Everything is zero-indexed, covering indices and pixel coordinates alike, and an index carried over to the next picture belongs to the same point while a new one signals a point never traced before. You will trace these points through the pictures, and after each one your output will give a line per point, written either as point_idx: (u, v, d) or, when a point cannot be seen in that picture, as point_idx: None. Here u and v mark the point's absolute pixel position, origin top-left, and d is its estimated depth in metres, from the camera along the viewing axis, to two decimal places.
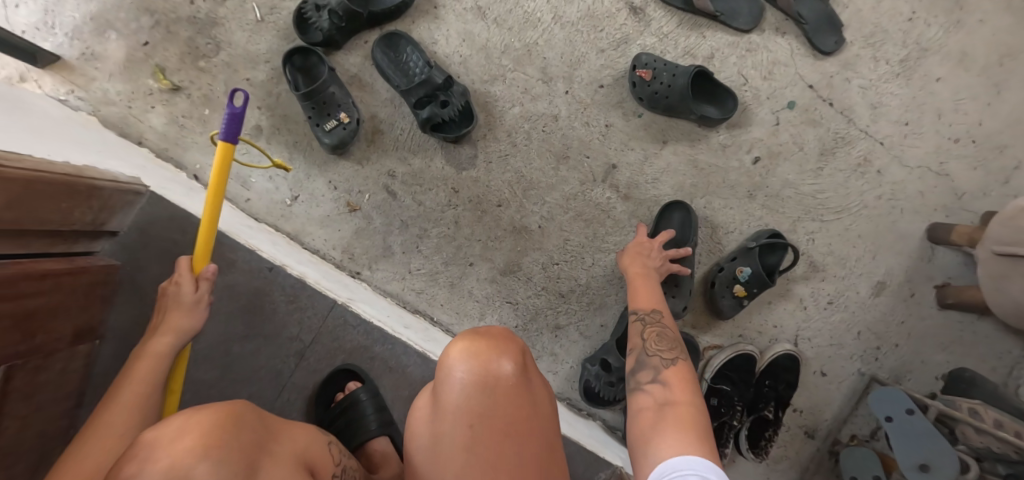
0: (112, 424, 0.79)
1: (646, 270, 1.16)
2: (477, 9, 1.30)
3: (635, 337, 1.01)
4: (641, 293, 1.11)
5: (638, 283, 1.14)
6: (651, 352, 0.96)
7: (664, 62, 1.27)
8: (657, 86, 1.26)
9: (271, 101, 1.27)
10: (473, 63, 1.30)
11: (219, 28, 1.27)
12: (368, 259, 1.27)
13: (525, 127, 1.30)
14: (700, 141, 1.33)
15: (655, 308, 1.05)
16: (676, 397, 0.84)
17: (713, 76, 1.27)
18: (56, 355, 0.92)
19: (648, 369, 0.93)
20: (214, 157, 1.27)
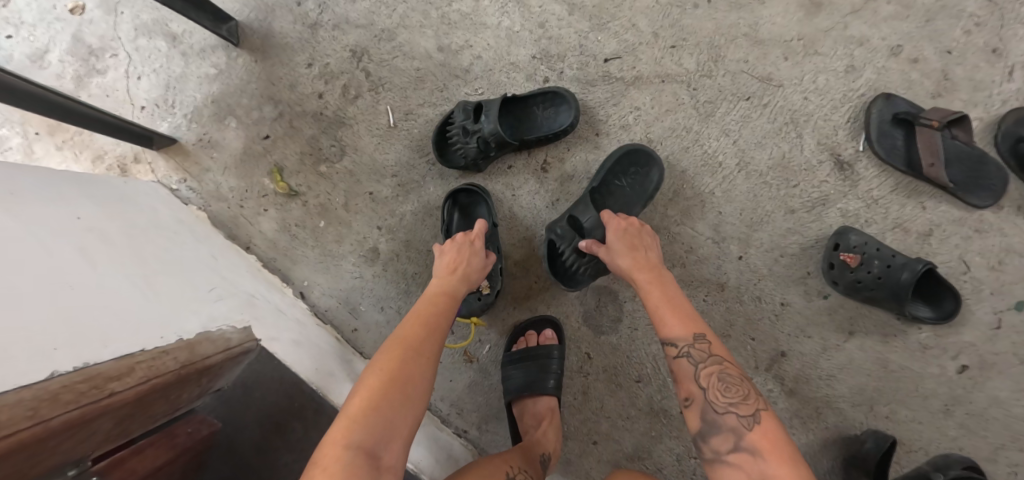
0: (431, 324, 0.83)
1: (659, 275, 0.91)
2: (647, 142, 1.08)
3: (692, 386, 0.79)
4: (665, 314, 0.85)
5: (661, 299, 0.87)
6: (721, 409, 0.75)
7: (875, 245, 1.02)
8: (862, 274, 1.01)
9: (393, 221, 1.11)
10: (633, 208, 1.08)
11: (346, 129, 1.12)
12: (477, 417, 1.11)
13: (684, 292, 1.08)
14: (895, 337, 1.08)
15: (698, 335, 0.81)
16: (774, 473, 0.68)
17: (937, 272, 1.01)
18: None
19: (725, 435, 0.74)
20: (324, 275, 1.12)
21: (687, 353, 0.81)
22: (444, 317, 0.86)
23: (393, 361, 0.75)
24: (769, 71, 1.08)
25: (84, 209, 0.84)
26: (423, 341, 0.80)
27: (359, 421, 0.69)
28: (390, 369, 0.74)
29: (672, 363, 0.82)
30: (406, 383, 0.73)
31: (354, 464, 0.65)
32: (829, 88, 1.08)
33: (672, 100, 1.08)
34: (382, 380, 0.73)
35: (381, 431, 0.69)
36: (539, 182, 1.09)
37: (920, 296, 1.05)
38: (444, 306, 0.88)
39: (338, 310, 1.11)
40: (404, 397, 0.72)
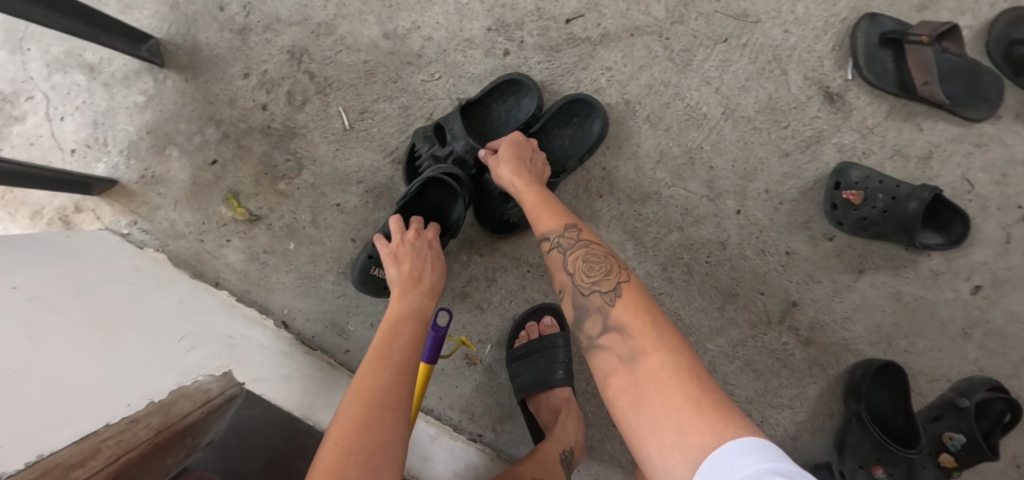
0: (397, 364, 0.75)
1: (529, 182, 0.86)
2: (624, 104, 1.00)
3: (562, 275, 0.73)
4: (539, 212, 0.81)
5: (535, 201, 0.83)
6: (588, 292, 0.69)
7: (878, 178, 0.96)
8: (867, 210, 0.96)
9: (368, 232, 1.03)
10: (620, 177, 1.01)
11: (299, 140, 1.03)
12: (491, 419, 1.06)
13: (686, 258, 1.02)
14: (906, 269, 1.05)
15: (569, 225, 0.76)
16: (640, 346, 0.61)
17: (945, 197, 0.96)
18: None
19: (594, 317, 0.67)
20: (304, 299, 1.05)
21: (557, 244, 0.76)
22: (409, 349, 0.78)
23: (350, 429, 0.68)
24: (744, 7, 1.00)
25: (17, 270, 0.74)
26: (388, 392, 0.72)
27: None
28: (345, 439, 0.67)
29: (546, 259, 0.77)
30: (372, 454, 0.66)
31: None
32: (809, 17, 1.00)
33: (646, 54, 1.00)
34: (339, 455, 0.65)
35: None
36: None
37: (930, 223, 1.00)
38: (407, 338, 0.80)
39: (326, 334, 1.05)
40: (372, 467, 0.65)
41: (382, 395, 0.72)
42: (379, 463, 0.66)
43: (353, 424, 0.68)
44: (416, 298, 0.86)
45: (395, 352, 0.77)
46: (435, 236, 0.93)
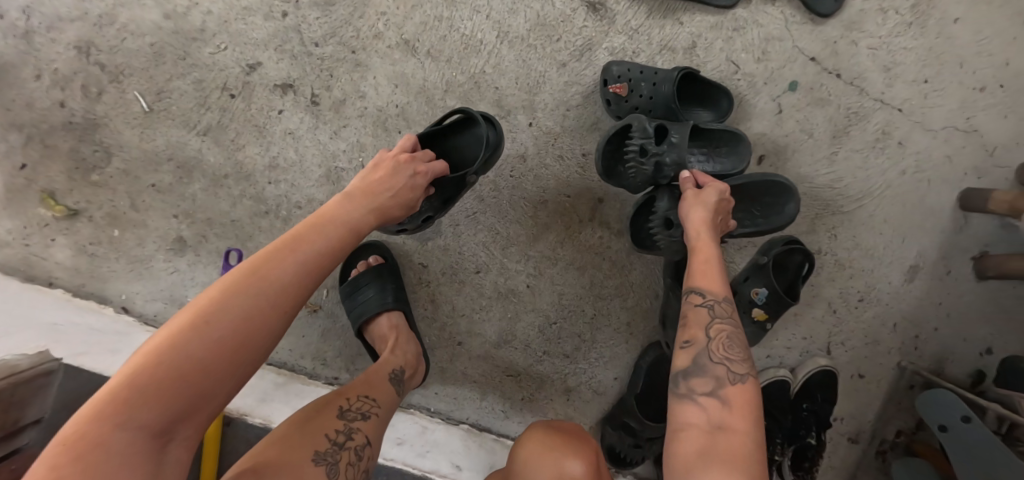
0: (309, 258, 0.68)
1: (707, 240, 0.90)
2: (405, 44, 1.07)
3: (698, 331, 0.81)
4: (701, 268, 0.87)
5: (704, 258, 0.88)
6: (716, 358, 0.78)
7: (639, 70, 1.06)
8: (636, 100, 1.05)
9: (188, 205, 1.08)
10: (414, 112, 1.08)
11: (103, 130, 1.06)
12: (343, 361, 1.12)
13: (491, 176, 1.10)
14: None
15: (728, 297, 0.83)
16: (732, 423, 0.72)
17: (699, 75, 1.07)
18: None
19: (707, 378, 0.77)
20: (140, 282, 1.09)
21: (708, 304, 0.83)
22: (328, 254, 0.71)
23: (225, 304, 0.59)
24: None
25: None
26: (286, 292, 0.64)
27: (157, 373, 0.54)
28: (221, 312, 0.59)
29: (689, 309, 0.84)
30: (241, 352, 0.59)
31: (136, 444, 0.52)
32: None
33: None
34: (198, 324, 0.57)
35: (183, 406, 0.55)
36: (315, 116, 1.07)
37: (699, 103, 1.10)
38: (330, 239, 0.72)
39: (168, 310, 1.09)
40: (232, 366, 0.58)
41: (283, 294, 0.64)
42: (238, 365, 0.59)
43: (240, 311, 0.60)
44: (362, 209, 0.80)
45: (314, 249, 0.69)
46: (426, 174, 0.90)
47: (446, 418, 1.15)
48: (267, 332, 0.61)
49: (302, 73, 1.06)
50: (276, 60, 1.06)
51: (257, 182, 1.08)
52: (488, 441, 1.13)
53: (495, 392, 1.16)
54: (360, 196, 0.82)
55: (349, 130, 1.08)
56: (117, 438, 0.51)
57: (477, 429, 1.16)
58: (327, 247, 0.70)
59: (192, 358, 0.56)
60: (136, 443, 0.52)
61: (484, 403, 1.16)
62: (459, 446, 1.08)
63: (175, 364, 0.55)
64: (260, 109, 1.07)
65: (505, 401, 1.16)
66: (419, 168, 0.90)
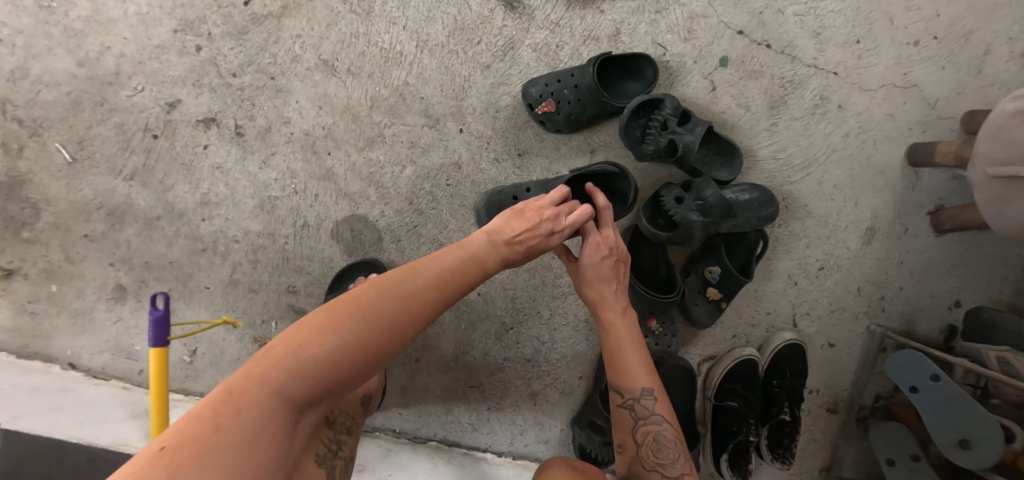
0: (451, 276, 0.75)
1: (614, 325, 0.89)
2: (324, 64, 1.06)
3: (628, 436, 0.87)
4: (614, 361, 0.89)
5: (618, 349, 0.89)
6: (650, 464, 0.85)
7: (555, 81, 1.04)
8: (567, 109, 1.04)
9: (123, 252, 1.06)
10: (342, 131, 1.06)
11: (29, 185, 1.05)
12: None
13: (427, 187, 1.08)
14: None
15: (648, 394, 0.86)
16: None
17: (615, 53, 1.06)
18: None
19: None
20: (83, 336, 1.07)
21: (631, 404, 0.87)
22: (465, 279, 0.77)
23: (378, 302, 0.69)
24: None
25: None
26: (423, 305, 0.71)
27: (312, 349, 0.64)
28: (369, 307, 0.68)
29: (614, 411, 0.89)
30: (371, 353, 0.66)
31: (277, 411, 0.61)
32: None
33: (329, 12, 1.05)
34: (354, 313, 0.67)
35: (319, 388, 0.64)
36: (241, 147, 1.06)
37: (627, 78, 1.10)
38: (462, 261, 0.79)
39: (116, 361, 1.08)
40: (362, 366, 0.66)
41: (417, 309, 0.71)
42: (366, 366, 0.67)
43: (387, 312, 0.69)
44: (496, 247, 0.80)
45: (450, 272, 0.75)
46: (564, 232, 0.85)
47: (413, 437, 1.14)
48: (396, 341, 0.68)
49: (223, 105, 1.05)
50: (196, 95, 1.05)
51: (191, 220, 1.06)
52: (457, 456, 1.11)
53: (459, 405, 1.13)
54: (503, 234, 0.81)
55: (278, 157, 1.06)
56: (268, 402, 0.61)
57: (446, 445, 1.14)
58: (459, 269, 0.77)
59: (336, 352, 0.64)
60: (278, 412, 0.61)
61: (450, 418, 1.14)
62: (424, 465, 1.06)
63: (320, 354, 0.64)
64: (185, 146, 1.05)
65: (470, 412, 1.14)
66: (560, 221, 0.85)
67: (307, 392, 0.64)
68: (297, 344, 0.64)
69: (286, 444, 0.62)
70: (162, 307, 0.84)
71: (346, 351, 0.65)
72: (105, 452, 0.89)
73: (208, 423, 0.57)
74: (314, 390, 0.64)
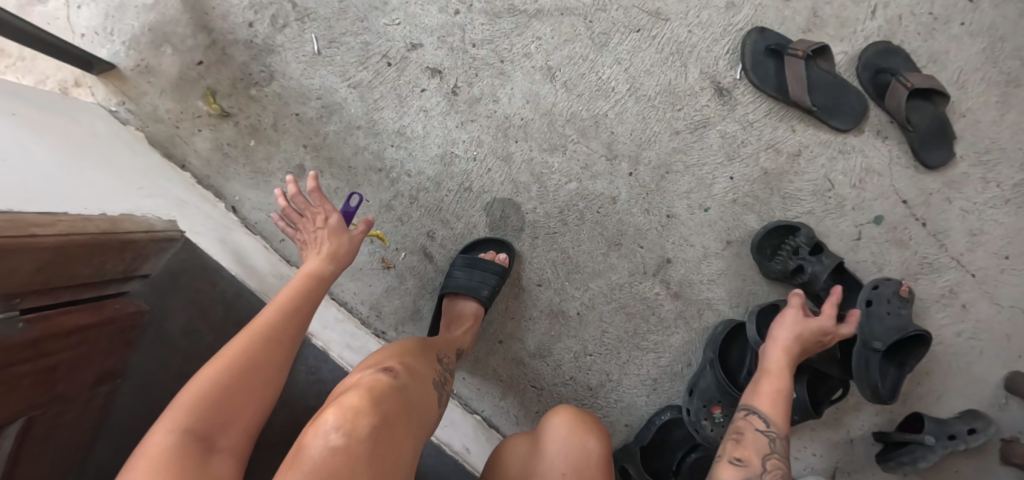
0: (292, 298, 0.87)
1: (783, 371, 0.98)
2: (547, 69, 1.20)
3: (755, 458, 0.87)
4: (771, 396, 0.95)
5: (774, 390, 0.96)
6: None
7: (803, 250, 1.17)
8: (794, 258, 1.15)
9: (317, 141, 1.23)
10: (534, 129, 1.20)
11: (274, 56, 1.24)
12: (395, 319, 1.23)
13: (580, 206, 1.20)
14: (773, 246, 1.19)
15: (785, 434, 0.91)
16: None
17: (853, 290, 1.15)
18: (77, 397, 0.88)
19: None
20: (254, 191, 1.24)
21: (771, 434, 0.91)
22: (310, 298, 0.89)
23: (245, 343, 0.79)
24: (658, 6, 1.19)
25: (24, 108, 0.96)
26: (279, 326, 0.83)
27: (202, 398, 0.72)
28: (237, 349, 0.78)
29: (750, 430, 0.91)
30: (246, 382, 0.76)
31: (196, 445, 0.68)
32: (711, 22, 1.20)
33: (571, 31, 1.19)
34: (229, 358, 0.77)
35: (218, 422, 0.72)
36: (450, 104, 1.21)
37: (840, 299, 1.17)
38: (304, 282, 0.90)
39: (267, 223, 1.23)
40: (251, 383, 0.76)
41: (266, 336, 0.81)
42: (254, 382, 0.77)
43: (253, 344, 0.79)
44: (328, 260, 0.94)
45: (289, 294, 0.87)
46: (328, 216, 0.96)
47: (463, 403, 1.24)
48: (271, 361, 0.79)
49: (453, 64, 1.21)
50: (436, 47, 1.21)
51: (382, 141, 1.21)
52: (494, 438, 1.21)
53: (514, 397, 1.23)
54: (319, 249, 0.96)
55: (474, 125, 1.20)
56: (187, 445, 0.67)
57: (486, 424, 1.24)
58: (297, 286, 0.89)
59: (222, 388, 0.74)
60: (196, 449, 0.68)
61: (502, 404, 1.24)
62: (469, 431, 1.18)
63: (206, 396, 0.72)
64: (407, 82, 1.21)
65: (520, 409, 1.23)
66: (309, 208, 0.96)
67: (211, 428, 0.71)
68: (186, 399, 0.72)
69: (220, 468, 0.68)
70: (350, 206, 1.03)
71: (224, 385, 0.75)
72: (252, 294, 1.11)
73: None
74: (213, 424, 0.71)
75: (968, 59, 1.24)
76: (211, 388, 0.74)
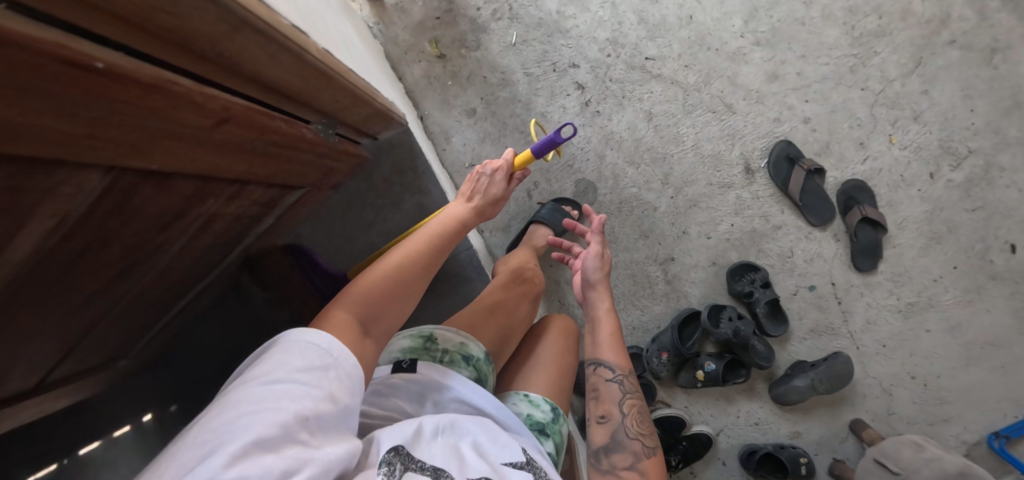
0: (443, 236, 1.17)
1: (608, 313, 1.33)
2: (648, 113, 1.85)
3: (612, 408, 1.23)
4: (608, 343, 1.30)
5: (602, 333, 1.31)
6: (629, 432, 1.20)
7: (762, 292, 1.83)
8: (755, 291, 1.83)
9: (491, 98, 1.87)
10: (626, 146, 1.86)
11: (485, 35, 1.87)
12: (493, 225, 1.89)
13: (633, 204, 1.88)
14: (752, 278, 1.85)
15: (629, 372, 1.27)
16: (644, 468, 1.15)
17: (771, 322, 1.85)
18: (324, 185, 1.57)
19: (626, 451, 1.18)
20: (438, 112, 1.89)
21: (618, 381, 1.26)
22: (449, 241, 1.18)
23: (383, 275, 1.01)
24: (733, 103, 1.84)
25: (354, 29, 1.67)
26: (419, 261, 1.07)
27: (359, 295, 0.96)
28: (389, 270, 1.02)
29: (603, 383, 1.26)
30: (406, 283, 1.03)
31: (354, 330, 0.90)
32: (759, 124, 1.85)
33: (673, 95, 1.84)
34: (373, 285, 0.98)
35: (365, 318, 0.94)
36: (581, 110, 1.86)
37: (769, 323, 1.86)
38: (450, 226, 1.20)
39: (439, 135, 1.89)
40: (395, 294, 1.00)
41: (415, 261, 1.06)
42: (390, 296, 0.99)
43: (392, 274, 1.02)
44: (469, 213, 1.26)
45: (437, 233, 1.16)
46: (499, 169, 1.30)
47: None
48: (404, 284, 1.02)
49: (593, 86, 1.85)
50: (587, 71, 1.85)
51: (531, 115, 1.87)
52: None
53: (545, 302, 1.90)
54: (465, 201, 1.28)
55: (591, 129, 1.86)
56: (354, 320, 0.92)
57: None
58: (445, 229, 1.18)
59: (372, 290, 0.98)
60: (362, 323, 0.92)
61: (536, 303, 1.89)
62: None
63: (364, 291, 0.97)
64: (561, 85, 1.85)
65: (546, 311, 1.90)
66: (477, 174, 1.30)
67: (359, 321, 0.92)
68: (354, 288, 0.98)
69: (375, 341, 0.95)
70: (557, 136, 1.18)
71: (373, 294, 0.97)
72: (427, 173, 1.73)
73: (338, 332, 0.87)
74: (364, 319, 0.93)
75: (913, 213, 1.85)
76: (369, 289, 0.98)
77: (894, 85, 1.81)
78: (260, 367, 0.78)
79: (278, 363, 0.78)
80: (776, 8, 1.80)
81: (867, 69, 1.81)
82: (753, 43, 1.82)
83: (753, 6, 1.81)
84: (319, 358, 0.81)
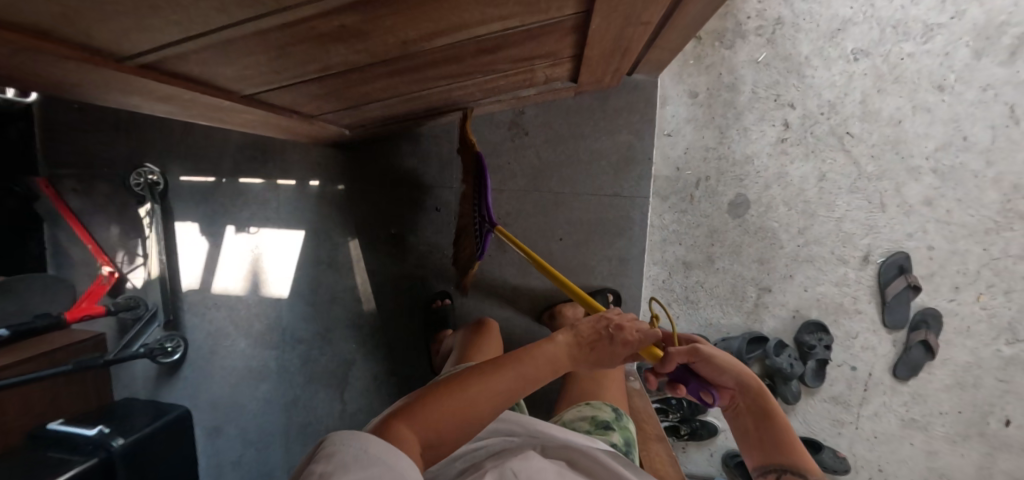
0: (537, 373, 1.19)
1: (772, 412, 1.29)
2: (822, 174, 2.16)
3: None
4: (784, 447, 1.25)
5: (773, 440, 1.27)
6: None
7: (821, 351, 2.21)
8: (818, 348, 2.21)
9: (715, 93, 2.14)
10: (789, 189, 2.18)
11: (742, 41, 2.12)
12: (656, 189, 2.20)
13: (768, 234, 2.21)
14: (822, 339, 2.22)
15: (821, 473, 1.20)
16: None
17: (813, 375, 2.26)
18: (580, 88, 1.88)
19: None
20: (668, 80, 2.15)
21: None
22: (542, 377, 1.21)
23: (460, 404, 1.10)
24: (887, 203, 2.17)
25: None
26: (496, 397, 1.13)
27: (430, 421, 1.07)
28: (464, 402, 1.11)
29: None
30: (469, 418, 1.11)
31: (430, 440, 1.08)
32: (896, 231, 2.17)
33: (848, 172, 2.16)
34: (450, 408, 1.09)
35: (442, 434, 1.09)
36: (775, 142, 2.16)
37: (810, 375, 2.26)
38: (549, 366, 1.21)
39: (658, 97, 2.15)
40: (463, 421, 1.10)
41: (489, 399, 1.13)
42: (461, 423, 1.10)
43: (472, 400, 1.11)
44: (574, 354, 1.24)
45: (529, 371, 1.18)
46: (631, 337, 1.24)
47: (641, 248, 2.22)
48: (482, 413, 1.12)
49: (795, 130, 2.15)
50: (798, 116, 2.14)
51: (736, 124, 2.16)
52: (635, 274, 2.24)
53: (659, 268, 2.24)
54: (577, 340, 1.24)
55: (773, 160, 2.17)
56: (423, 437, 1.06)
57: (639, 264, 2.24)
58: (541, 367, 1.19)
59: (447, 414, 1.09)
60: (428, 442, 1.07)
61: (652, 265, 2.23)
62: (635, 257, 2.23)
63: (444, 412, 1.09)
64: (773, 115, 2.15)
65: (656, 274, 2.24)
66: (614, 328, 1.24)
67: (430, 438, 1.07)
68: (429, 409, 1.08)
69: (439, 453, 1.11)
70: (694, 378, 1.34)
71: (445, 419, 1.09)
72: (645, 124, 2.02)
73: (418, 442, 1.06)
74: (440, 436, 1.09)
75: (959, 358, 2.24)
76: (441, 415, 1.08)
77: (1009, 259, 2.16)
78: (323, 466, 0.89)
79: (338, 464, 0.89)
80: (963, 153, 2.11)
81: (997, 236, 2.15)
82: (930, 168, 2.13)
83: (949, 141, 2.11)
84: (366, 457, 0.91)
